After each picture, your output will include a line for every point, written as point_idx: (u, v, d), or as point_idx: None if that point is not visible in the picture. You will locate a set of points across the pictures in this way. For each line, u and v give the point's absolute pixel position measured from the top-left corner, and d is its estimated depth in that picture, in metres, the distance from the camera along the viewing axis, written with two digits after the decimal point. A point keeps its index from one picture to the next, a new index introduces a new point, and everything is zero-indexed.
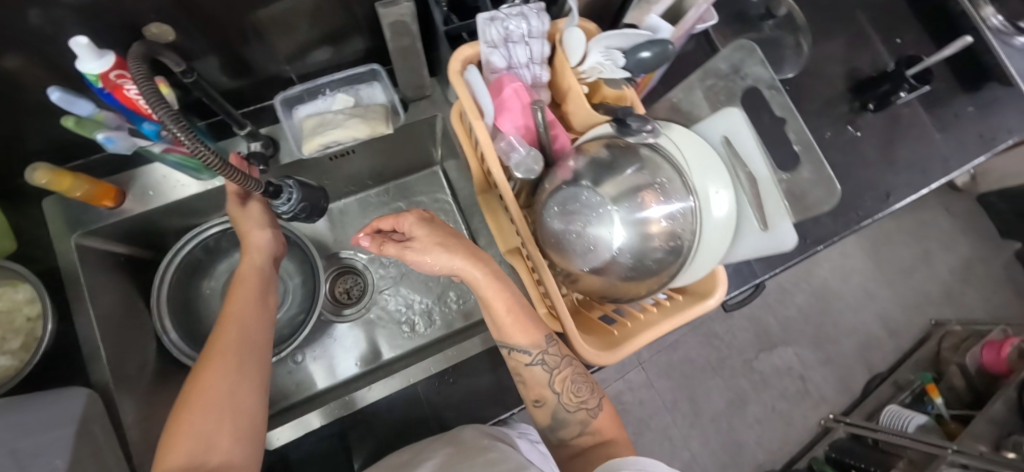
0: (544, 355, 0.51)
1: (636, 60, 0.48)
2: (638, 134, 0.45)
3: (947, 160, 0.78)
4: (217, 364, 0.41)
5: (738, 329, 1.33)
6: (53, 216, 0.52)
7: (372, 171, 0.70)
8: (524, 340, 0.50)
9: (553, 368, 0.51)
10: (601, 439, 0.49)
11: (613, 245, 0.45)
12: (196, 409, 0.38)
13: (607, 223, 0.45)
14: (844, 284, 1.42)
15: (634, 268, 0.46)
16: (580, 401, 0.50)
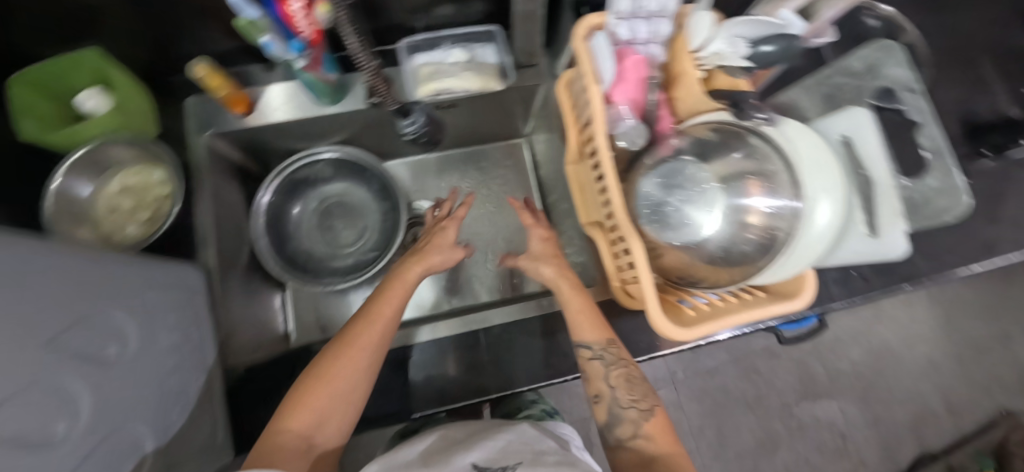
0: (606, 351, 0.51)
1: (759, 51, 0.48)
2: (752, 121, 0.46)
3: None
4: (347, 363, 0.47)
5: (780, 370, 1.27)
6: (192, 114, 0.58)
7: (463, 131, 0.73)
8: (589, 333, 0.51)
9: (611, 365, 0.51)
10: (656, 448, 0.48)
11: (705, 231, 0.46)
12: (311, 399, 0.45)
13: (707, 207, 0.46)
14: (907, 348, 1.33)
15: (722, 254, 0.46)
16: (632, 400, 0.50)
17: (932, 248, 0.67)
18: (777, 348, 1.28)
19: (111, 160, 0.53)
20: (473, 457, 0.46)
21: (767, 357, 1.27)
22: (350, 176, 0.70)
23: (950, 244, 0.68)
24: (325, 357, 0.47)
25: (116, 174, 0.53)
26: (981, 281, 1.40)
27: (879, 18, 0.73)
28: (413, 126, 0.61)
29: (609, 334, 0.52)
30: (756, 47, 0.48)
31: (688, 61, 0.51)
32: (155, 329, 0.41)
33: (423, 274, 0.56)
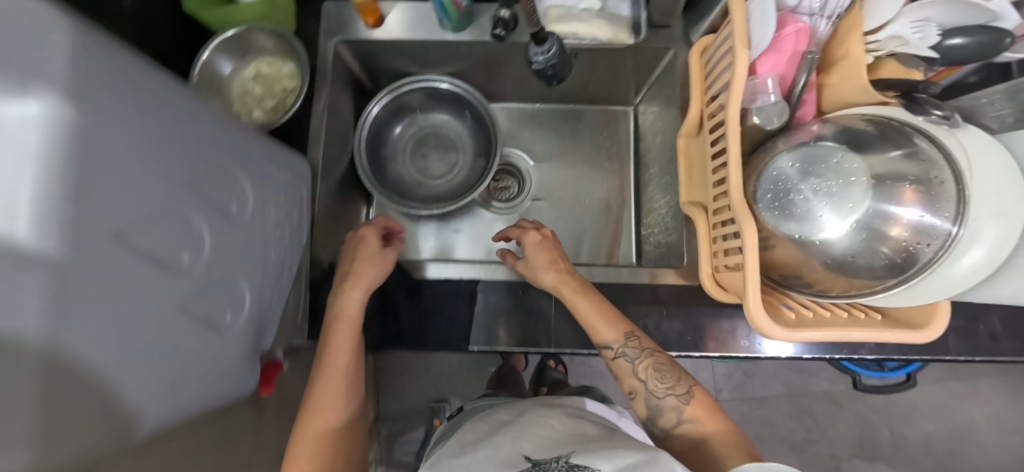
0: (626, 347, 0.49)
1: (947, 43, 0.41)
2: (925, 117, 0.41)
3: None
4: (330, 380, 0.47)
5: (840, 421, 1.16)
6: (326, 17, 0.60)
7: (571, 86, 0.70)
8: (608, 333, 0.48)
9: (635, 360, 0.48)
10: (706, 428, 0.46)
11: (833, 234, 0.40)
12: (303, 445, 0.45)
13: (841, 207, 0.39)
14: (1002, 438, 1.16)
15: (846, 265, 0.41)
16: (666, 388, 0.47)
17: None
18: (841, 397, 1.17)
19: (253, 47, 0.56)
20: (525, 449, 0.45)
21: (827, 403, 1.16)
22: (452, 108, 0.70)
23: None
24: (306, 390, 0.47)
25: (253, 61, 0.57)
26: None
27: None
28: (544, 55, 0.55)
29: (626, 328, 0.49)
30: (943, 39, 0.41)
31: (856, 42, 0.43)
32: (267, 200, 0.44)
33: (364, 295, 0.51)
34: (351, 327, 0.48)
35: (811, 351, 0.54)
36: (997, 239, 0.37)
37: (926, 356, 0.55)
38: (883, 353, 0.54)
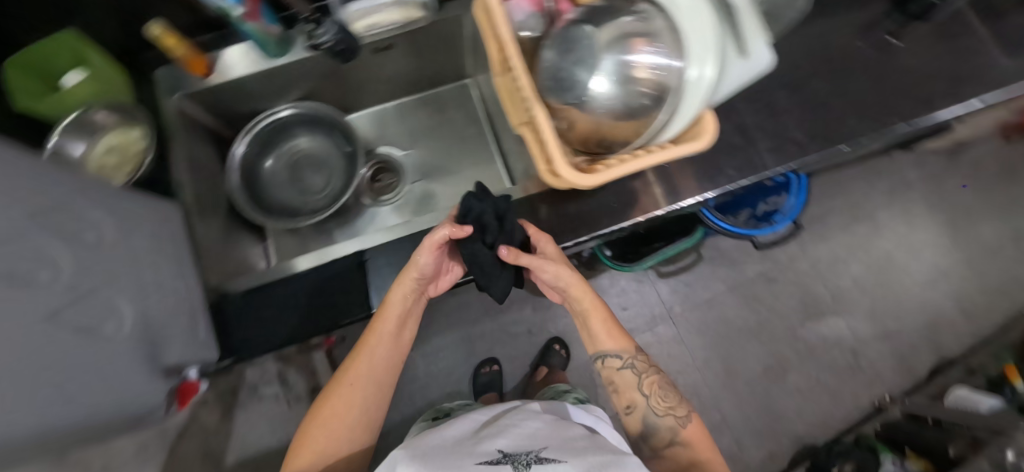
0: (634, 362, 0.65)
1: None
2: None
3: (1008, 78, 0.72)
4: (349, 403, 0.59)
5: (781, 294, 1.27)
6: (159, 80, 0.65)
7: (408, 76, 0.79)
8: (614, 347, 0.65)
9: (642, 374, 0.65)
10: (692, 452, 0.62)
11: (599, 92, 0.49)
12: (317, 434, 0.58)
13: (596, 70, 0.49)
14: (910, 258, 1.32)
15: (621, 110, 0.49)
16: (665, 408, 0.64)
17: (871, 107, 0.69)
18: (771, 273, 1.28)
19: (94, 124, 0.61)
20: (499, 444, 0.54)
21: (763, 283, 1.27)
22: (319, 130, 0.77)
23: (888, 103, 0.70)
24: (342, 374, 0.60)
25: (101, 136, 0.60)
26: (977, 182, 1.39)
27: None
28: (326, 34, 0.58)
29: (633, 348, 0.65)
30: None
31: None
32: (129, 236, 0.47)
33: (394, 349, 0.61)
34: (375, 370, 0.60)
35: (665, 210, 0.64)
36: (701, 45, 0.46)
37: (756, 176, 0.64)
38: (719, 187, 0.64)
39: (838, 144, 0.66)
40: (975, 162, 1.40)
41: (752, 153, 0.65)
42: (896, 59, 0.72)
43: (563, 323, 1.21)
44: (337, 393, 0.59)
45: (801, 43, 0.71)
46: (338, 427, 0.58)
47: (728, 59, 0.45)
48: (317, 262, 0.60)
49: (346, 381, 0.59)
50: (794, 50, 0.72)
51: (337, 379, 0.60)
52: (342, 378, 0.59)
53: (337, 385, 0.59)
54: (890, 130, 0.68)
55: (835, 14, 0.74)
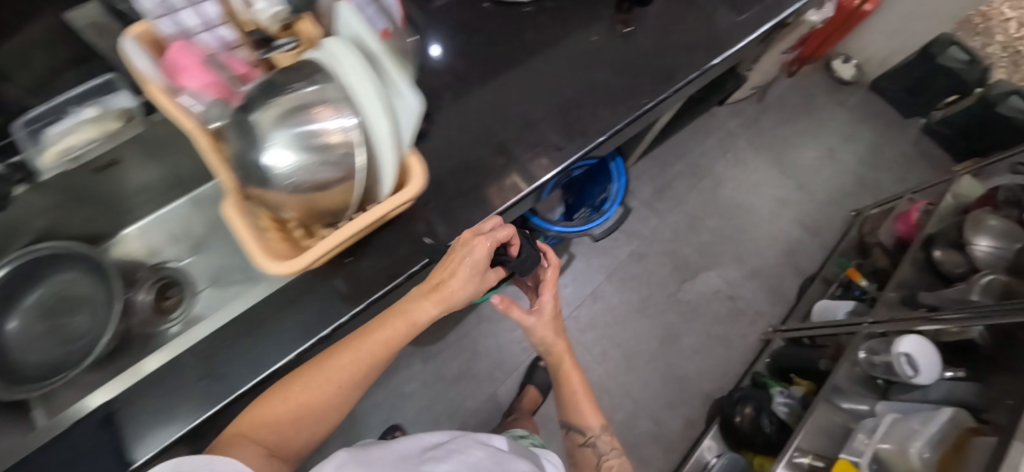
0: (597, 439, 0.74)
1: None
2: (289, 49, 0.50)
3: (729, 35, 0.81)
4: (329, 384, 0.44)
5: (655, 265, 1.34)
6: None
7: (162, 181, 0.70)
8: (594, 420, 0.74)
9: (604, 453, 0.74)
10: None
11: (290, 169, 0.44)
12: (299, 416, 0.42)
13: (281, 147, 0.43)
14: (755, 197, 1.45)
15: (322, 181, 0.44)
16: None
17: (623, 92, 0.72)
18: (641, 248, 1.34)
19: None
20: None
21: (637, 259, 1.33)
22: (79, 266, 0.68)
23: (638, 84, 0.73)
24: (306, 369, 0.44)
25: None
26: (789, 116, 1.57)
27: None
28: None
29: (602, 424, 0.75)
30: None
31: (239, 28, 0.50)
32: None
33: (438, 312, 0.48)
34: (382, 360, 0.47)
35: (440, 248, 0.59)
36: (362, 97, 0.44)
37: (526, 188, 0.63)
38: (492, 210, 0.61)
39: (599, 135, 0.68)
40: (783, 99, 1.58)
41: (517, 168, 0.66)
42: (638, 42, 0.77)
43: (460, 359, 1.19)
44: (280, 393, 0.43)
45: (547, 47, 0.74)
46: (291, 417, 0.42)
47: (396, 101, 0.44)
48: (120, 389, 0.49)
49: (305, 382, 0.43)
50: (544, 53, 0.73)
51: (315, 363, 0.44)
52: (313, 371, 0.44)
53: (313, 373, 0.43)
54: (645, 110, 0.72)
55: (575, 13, 0.78)
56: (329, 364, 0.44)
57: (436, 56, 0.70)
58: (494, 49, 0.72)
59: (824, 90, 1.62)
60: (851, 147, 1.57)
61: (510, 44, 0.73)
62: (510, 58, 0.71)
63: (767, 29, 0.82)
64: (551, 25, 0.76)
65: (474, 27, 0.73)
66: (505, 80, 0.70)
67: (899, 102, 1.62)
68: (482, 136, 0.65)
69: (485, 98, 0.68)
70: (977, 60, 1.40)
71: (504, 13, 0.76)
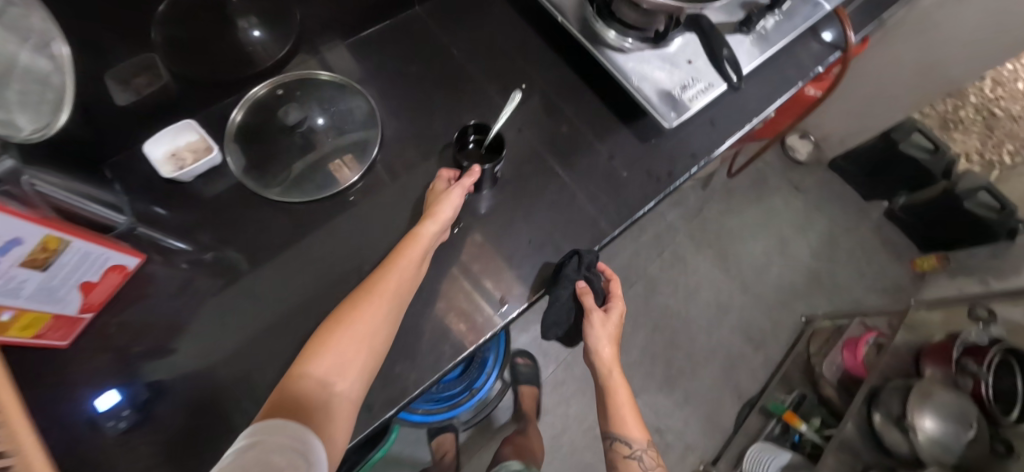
0: (642, 452, 0.61)
1: None
2: None
3: (596, 221, 0.63)
4: (366, 319, 0.46)
5: (571, 395, 1.17)
6: None
7: None
8: (638, 434, 0.60)
9: (649, 466, 0.60)
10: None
11: None
12: (338, 338, 0.45)
13: None
14: (693, 304, 1.29)
15: None
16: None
17: (434, 334, 0.56)
18: (558, 375, 1.19)
19: None
20: None
21: (551, 389, 1.18)
22: None
23: (457, 316, 0.58)
24: (360, 295, 0.48)
25: None
26: (735, 203, 1.40)
27: (270, 90, 0.63)
28: None
29: (647, 437, 0.61)
30: None
31: None
32: None
33: (438, 226, 0.54)
34: (405, 287, 0.51)
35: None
36: None
37: None
38: None
39: (389, 409, 0.52)
40: (730, 184, 1.42)
41: None
42: (466, 250, 0.61)
43: None
44: (343, 325, 0.46)
45: (344, 271, 0.58)
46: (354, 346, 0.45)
47: None
48: None
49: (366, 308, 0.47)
50: (339, 280, 0.58)
51: (365, 290, 0.48)
52: (365, 296, 0.48)
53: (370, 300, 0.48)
54: (457, 358, 0.56)
55: (391, 209, 0.62)
56: (387, 288, 0.49)
57: (191, 283, 0.56)
58: (271, 279, 0.57)
59: (776, 171, 1.46)
60: (806, 237, 1.40)
61: (298, 264, 0.58)
62: (291, 289, 0.57)
63: (645, 213, 0.64)
64: (355, 232, 0.60)
65: (254, 246, 0.59)
66: (276, 327, 0.55)
67: (859, 182, 1.44)
68: (223, 426, 0.50)
69: (242, 360, 0.53)
70: (944, 147, 1.22)
71: (295, 220, 0.60)
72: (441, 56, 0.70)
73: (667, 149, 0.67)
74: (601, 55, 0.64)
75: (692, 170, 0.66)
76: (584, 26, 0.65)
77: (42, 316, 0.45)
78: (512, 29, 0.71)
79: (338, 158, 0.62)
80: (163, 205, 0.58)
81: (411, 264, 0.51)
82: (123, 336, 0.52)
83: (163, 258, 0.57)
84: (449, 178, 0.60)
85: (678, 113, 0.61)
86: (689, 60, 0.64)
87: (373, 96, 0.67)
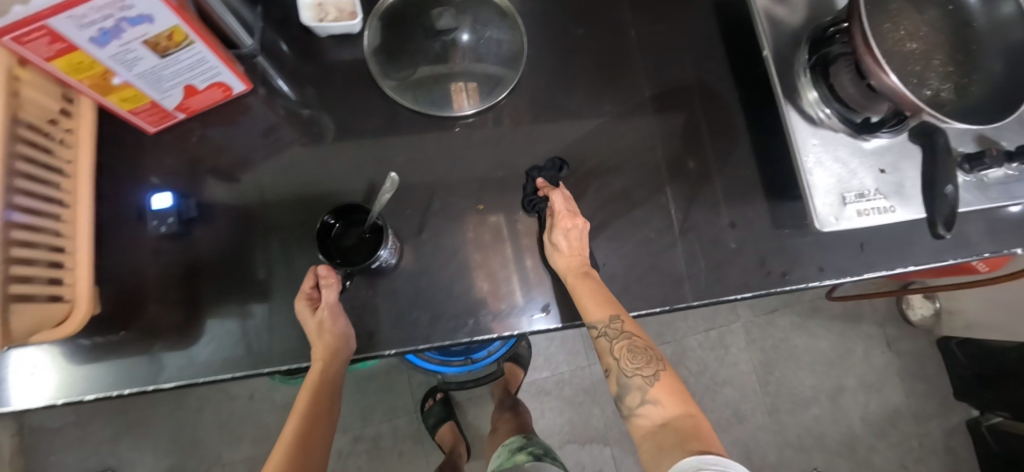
0: (609, 329, 0.49)
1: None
2: None
3: (683, 281, 0.56)
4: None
5: (550, 410, 1.14)
6: None
7: None
8: (595, 313, 0.48)
9: (615, 339, 0.49)
10: (667, 411, 0.45)
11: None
12: None
13: None
14: (710, 395, 1.19)
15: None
16: (636, 367, 0.48)
17: (459, 306, 0.53)
18: (547, 384, 1.15)
19: None
20: None
21: (533, 393, 1.14)
22: None
23: (493, 294, 0.53)
24: (294, 452, 0.48)
25: None
26: (813, 324, 1.25)
27: None
28: None
29: (614, 309, 0.48)
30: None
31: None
32: None
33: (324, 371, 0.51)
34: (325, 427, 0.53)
35: (95, 391, 0.49)
36: None
37: (258, 373, 0.50)
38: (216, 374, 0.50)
39: (387, 348, 0.51)
40: (820, 301, 1.26)
41: (277, 326, 0.52)
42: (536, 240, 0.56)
43: (290, 395, 1.08)
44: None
45: (416, 193, 0.56)
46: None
47: None
48: None
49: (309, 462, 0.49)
50: (404, 199, 0.56)
51: (298, 444, 0.49)
52: (305, 448, 0.49)
53: (307, 453, 0.49)
54: (473, 337, 0.52)
55: (485, 160, 0.58)
56: (315, 430, 0.51)
57: (284, 134, 0.57)
58: (343, 169, 0.56)
59: (877, 316, 1.28)
60: (866, 398, 1.23)
61: (378, 166, 0.56)
62: (359, 189, 0.56)
63: (736, 300, 0.56)
64: (440, 167, 0.57)
65: (344, 129, 0.57)
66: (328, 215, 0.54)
67: (962, 378, 1.22)
68: (247, 278, 0.52)
69: (285, 228, 0.54)
70: None
71: (393, 125, 0.58)
72: (617, 30, 0.62)
73: (795, 250, 0.58)
74: (785, 115, 0.54)
75: (813, 282, 0.57)
76: (783, 73, 0.55)
77: (141, 96, 0.46)
78: (705, 40, 0.62)
79: (462, 82, 0.57)
80: (286, 47, 0.58)
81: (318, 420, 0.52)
82: (201, 149, 0.55)
83: (265, 96, 0.57)
84: (310, 290, 0.49)
85: (835, 221, 0.51)
86: (882, 170, 0.53)
87: (529, 37, 0.61)
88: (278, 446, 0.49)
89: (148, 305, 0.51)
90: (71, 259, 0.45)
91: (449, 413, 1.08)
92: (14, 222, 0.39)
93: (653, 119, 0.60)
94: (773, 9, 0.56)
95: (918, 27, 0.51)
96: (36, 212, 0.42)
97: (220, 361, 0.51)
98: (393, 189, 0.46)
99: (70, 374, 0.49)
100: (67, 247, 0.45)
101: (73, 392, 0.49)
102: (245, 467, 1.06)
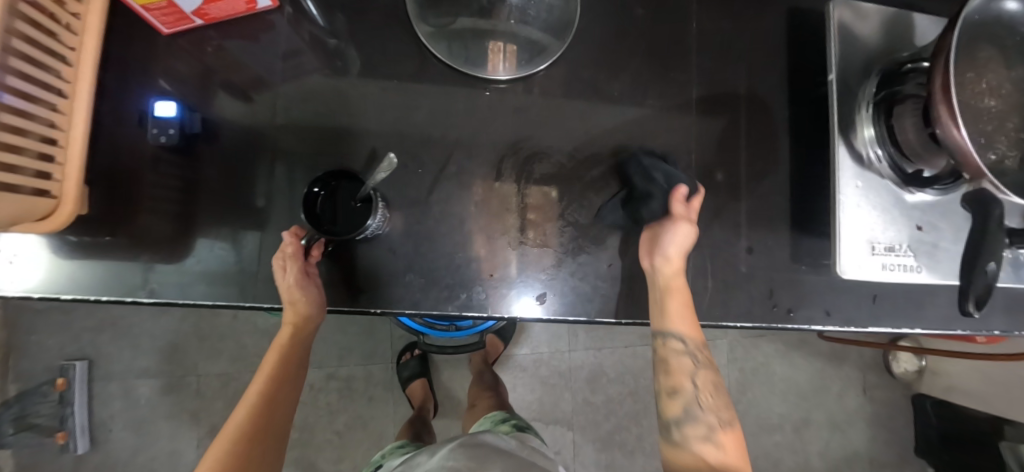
0: (695, 352, 0.50)
1: None
2: None
3: None
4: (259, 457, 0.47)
5: (523, 386, 1.15)
6: None
7: None
8: (686, 329, 0.48)
9: (700, 367, 0.50)
10: (728, 457, 0.46)
11: None
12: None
13: None
14: None
15: None
16: (712, 406, 0.49)
17: (457, 278, 0.51)
18: (525, 361, 1.16)
19: None
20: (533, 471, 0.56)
21: (510, 368, 1.15)
22: None
23: (493, 272, 0.52)
24: (260, 411, 0.48)
25: None
26: (796, 355, 1.25)
27: None
28: None
29: (700, 338, 0.50)
30: None
31: None
32: None
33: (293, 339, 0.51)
34: (289, 397, 0.52)
35: (74, 291, 0.48)
36: None
37: (239, 304, 0.50)
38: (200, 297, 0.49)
39: (375, 305, 0.50)
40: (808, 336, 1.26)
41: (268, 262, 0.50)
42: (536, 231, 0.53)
43: (272, 322, 1.10)
44: (262, 451, 0.47)
45: (431, 154, 0.53)
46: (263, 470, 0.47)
47: None
48: None
49: (277, 414, 0.50)
50: (418, 157, 0.53)
51: (269, 392, 0.49)
52: (271, 409, 0.49)
53: (273, 412, 0.49)
54: (461, 311, 0.51)
55: (510, 132, 0.54)
56: (282, 391, 0.51)
57: (304, 60, 0.53)
58: (360, 111, 0.53)
59: (861, 361, 1.28)
60: (829, 435, 1.25)
61: (397, 114, 0.53)
62: (369, 135, 0.52)
63: (734, 328, 0.54)
64: (461, 129, 0.53)
65: (367, 68, 0.53)
66: (336, 159, 0.52)
67: (927, 435, 1.24)
68: (245, 206, 0.51)
69: (290, 163, 0.51)
70: None
71: (421, 73, 0.54)
72: (677, 20, 0.57)
73: (807, 287, 0.56)
74: (835, 149, 0.50)
75: (814, 325, 0.56)
76: (845, 102, 0.51)
77: None
78: (768, 48, 0.58)
79: (501, 43, 0.54)
80: None
81: (279, 395, 0.50)
82: (217, 60, 0.51)
83: (292, 16, 0.53)
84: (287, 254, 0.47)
85: (853, 271, 0.49)
86: (918, 226, 0.50)
87: (583, 5, 0.56)
88: (242, 405, 0.48)
89: (139, 214, 0.49)
90: (62, 152, 0.43)
91: (424, 370, 1.09)
92: (6, 106, 0.36)
93: (693, 124, 0.56)
94: (854, 31, 0.51)
95: (1005, 84, 0.47)
96: (32, 97, 0.39)
97: (205, 286, 0.49)
98: (390, 170, 0.42)
99: (50, 269, 0.48)
100: (59, 141, 0.43)
101: (51, 288, 0.48)
102: (219, 381, 1.08)
